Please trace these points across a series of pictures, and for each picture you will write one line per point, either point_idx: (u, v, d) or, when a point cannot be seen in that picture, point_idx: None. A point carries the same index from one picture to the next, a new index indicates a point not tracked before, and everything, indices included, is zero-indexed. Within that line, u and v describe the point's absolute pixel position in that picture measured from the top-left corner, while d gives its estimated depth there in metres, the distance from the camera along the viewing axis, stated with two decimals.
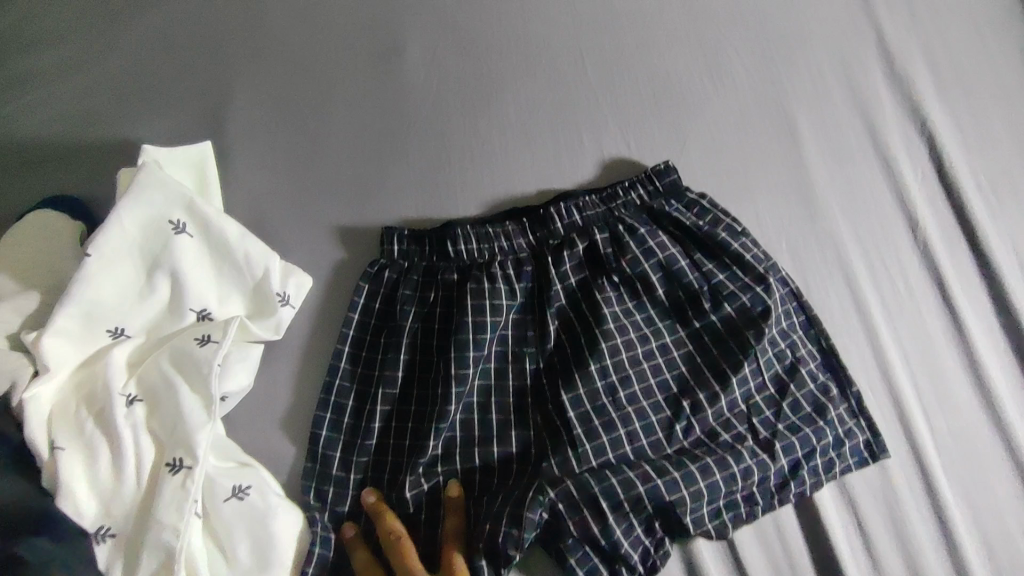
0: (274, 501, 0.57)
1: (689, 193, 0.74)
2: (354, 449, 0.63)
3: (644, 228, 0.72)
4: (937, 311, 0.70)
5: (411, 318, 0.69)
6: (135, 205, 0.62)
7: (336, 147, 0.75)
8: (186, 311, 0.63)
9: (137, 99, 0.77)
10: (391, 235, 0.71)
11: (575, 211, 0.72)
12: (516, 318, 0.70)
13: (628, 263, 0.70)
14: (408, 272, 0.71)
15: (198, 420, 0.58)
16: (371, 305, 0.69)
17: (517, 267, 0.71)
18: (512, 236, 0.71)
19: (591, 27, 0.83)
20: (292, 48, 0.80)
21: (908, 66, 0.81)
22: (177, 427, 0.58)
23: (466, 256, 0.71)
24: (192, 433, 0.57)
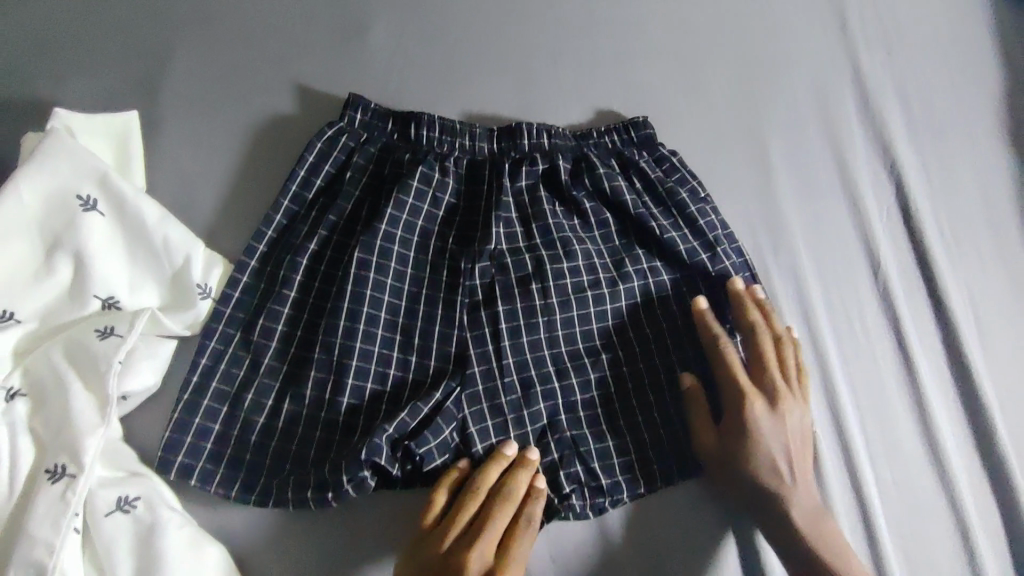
0: (164, 515, 0.51)
1: (661, 149, 0.72)
2: (253, 387, 0.58)
3: (605, 168, 0.69)
4: (891, 357, 0.69)
5: (333, 230, 0.63)
6: (37, 175, 0.55)
7: (280, 127, 0.68)
8: (90, 297, 0.56)
9: (61, 58, 0.68)
10: (335, 142, 0.66)
11: (543, 136, 0.69)
12: (449, 247, 0.65)
13: (582, 212, 0.68)
14: (343, 178, 0.65)
15: (90, 420, 0.52)
16: (295, 213, 0.63)
17: (461, 188, 0.68)
18: (463, 155, 0.68)
19: (569, 28, 0.78)
20: (242, 17, 0.72)
21: (882, 103, 0.80)
22: (64, 430, 0.51)
23: (406, 167, 0.65)
24: (80, 438, 0.51)
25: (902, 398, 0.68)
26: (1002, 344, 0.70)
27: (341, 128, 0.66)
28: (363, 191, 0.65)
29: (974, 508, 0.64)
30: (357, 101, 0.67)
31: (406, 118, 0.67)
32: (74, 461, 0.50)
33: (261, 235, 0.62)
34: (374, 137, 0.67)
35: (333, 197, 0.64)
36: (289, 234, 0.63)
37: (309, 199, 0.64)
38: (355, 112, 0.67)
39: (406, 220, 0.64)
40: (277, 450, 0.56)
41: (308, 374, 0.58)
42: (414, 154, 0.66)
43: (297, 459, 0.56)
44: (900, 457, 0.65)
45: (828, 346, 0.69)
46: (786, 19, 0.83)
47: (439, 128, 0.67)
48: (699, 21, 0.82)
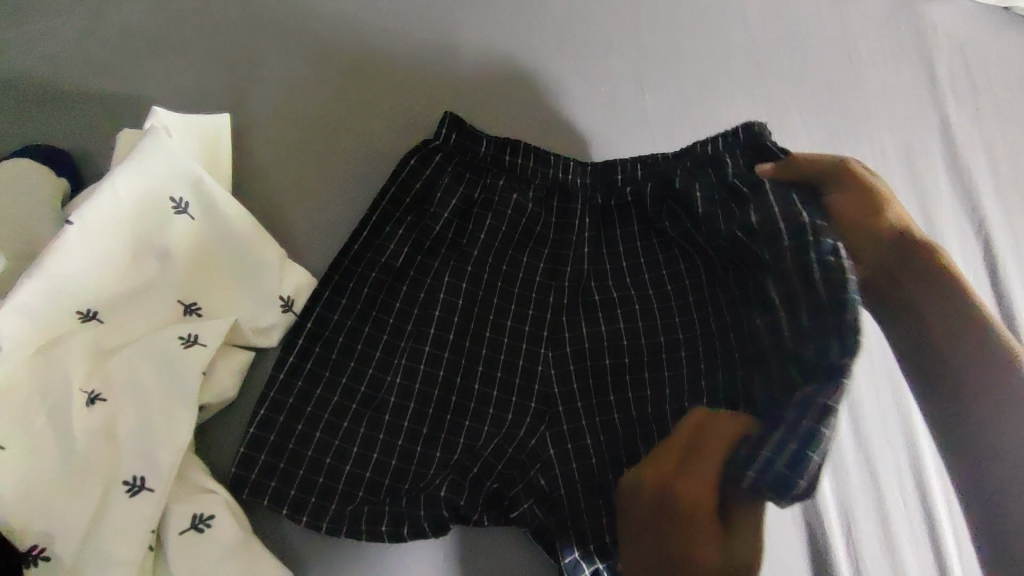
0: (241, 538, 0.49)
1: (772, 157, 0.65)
2: (330, 408, 0.56)
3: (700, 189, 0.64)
4: None
5: (420, 254, 0.62)
6: (134, 174, 0.53)
7: (366, 141, 0.67)
8: (174, 303, 0.56)
9: (149, 50, 0.66)
10: (426, 161, 0.64)
11: (638, 166, 0.68)
12: (534, 280, 0.65)
13: (667, 248, 0.67)
14: (431, 198, 0.64)
15: (171, 434, 0.50)
16: (381, 227, 0.61)
17: (549, 218, 0.67)
18: (552, 184, 0.67)
19: (656, 60, 0.77)
20: (332, 24, 0.71)
21: (969, 159, 0.78)
22: (143, 442, 0.50)
23: (498, 195, 0.66)
24: (159, 451, 0.50)
25: None
26: None
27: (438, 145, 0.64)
28: (453, 215, 0.64)
29: None
30: (452, 120, 0.65)
31: (508, 146, 0.66)
32: (153, 476, 0.49)
33: (347, 249, 0.60)
34: (469, 160, 0.66)
35: (423, 217, 0.63)
36: (374, 248, 0.61)
37: (399, 214, 0.62)
38: (458, 129, 0.65)
39: (493, 253, 0.64)
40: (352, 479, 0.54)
41: (390, 401, 0.57)
42: (507, 185, 0.66)
43: (370, 490, 0.54)
44: None
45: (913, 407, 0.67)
46: (875, 63, 0.82)
47: (533, 157, 0.66)
48: (787, 62, 0.80)
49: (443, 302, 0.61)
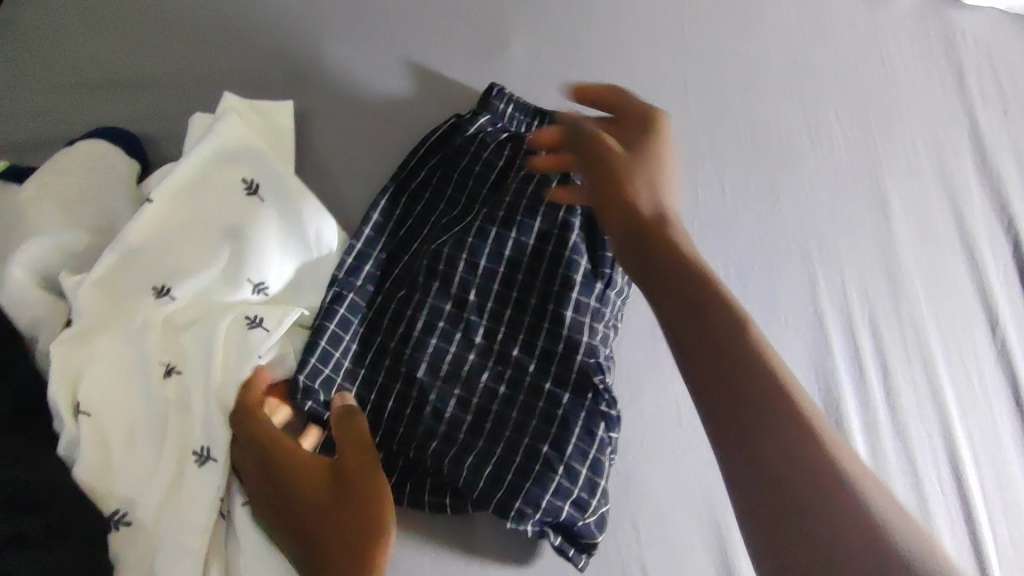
0: None
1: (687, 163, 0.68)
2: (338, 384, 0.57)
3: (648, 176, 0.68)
4: (1008, 417, 0.68)
5: (428, 236, 0.64)
6: (208, 156, 0.57)
7: (424, 131, 0.69)
8: (243, 281, 0.56)
9: (215, 40, 0.69)
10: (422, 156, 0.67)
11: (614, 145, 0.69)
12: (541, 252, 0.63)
13: None
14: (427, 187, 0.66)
15: (239, 413, 0.51)
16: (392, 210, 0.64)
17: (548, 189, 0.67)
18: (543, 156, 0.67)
19: (700, 60, 0.79)
20: (388, 18, 0.73)
21: (1000, 162, 0.81)
22: (212, 418, 0.51)
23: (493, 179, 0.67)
24: (227, 427, 0.51)
25: (1019, 461, 0.67)
26: None
27: (472, 119, 0.68)
28: (490, 182, 0.67)
29: None
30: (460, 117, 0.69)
31: (541, 118, 0.70)
32: (223, 445, 0.50)
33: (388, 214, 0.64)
34: (504, 130, 0.69)
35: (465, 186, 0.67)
36: (417, 216, 0.65)
37: (439, 183, 0.66)
38: (492, 103, 0.69)
39: (530, 209, 0.64)
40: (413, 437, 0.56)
41: (433, 355, 0.58)
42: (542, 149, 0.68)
43: (423, 444, 0.55)
44: (1017, 514, 0.65)
45: (947, 396, 0.68)
46: (906, 69, 0.85)
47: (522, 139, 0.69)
48: (822, 67, 0.83)
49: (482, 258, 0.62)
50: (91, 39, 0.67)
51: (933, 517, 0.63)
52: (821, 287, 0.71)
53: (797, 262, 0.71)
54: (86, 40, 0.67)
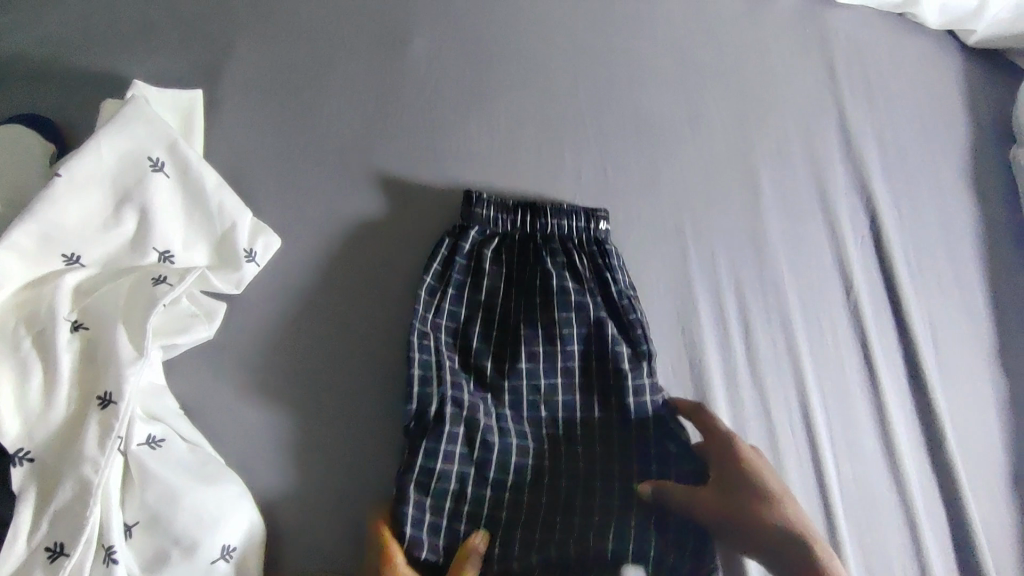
0: (186, 451, 0.58)
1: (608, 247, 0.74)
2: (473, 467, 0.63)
3: (621, 273, 0.73)
4: (858, 371, 0.77)
5: (489, 330, 0.70)
6: (115, 136, 0.62)
7: (326, 118, 0.76)
8: (149, 249, 0.62)
9: (134, 37, 0.75)
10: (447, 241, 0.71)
11: (582, 237, 0.74)
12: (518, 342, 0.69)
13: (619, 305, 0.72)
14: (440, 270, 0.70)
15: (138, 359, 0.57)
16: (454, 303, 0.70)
17: (530, 284, 0.72)
18: (536, 253, 0.73)
19: (589, 51, 0.86)
20: (296, 18, 0.80)
21: (862, 145, 0.89)
22: (110, 365, 0.56)
23: (489, 268, 0.72)
24: (124, 370, 0.56)
25: (866, 407, 0.76)
26: (956, 364, 0.80)
27: (463, 237, 0.72)
28: (478, 270, 0.71)
29: (925, 506, 0.72)
30: (478, 199, 0.73)
31: (521, 210, 0.74)
32: (121, 391, 0.55)
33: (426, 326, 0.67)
34: (543, 237, 0.74)
35: (480, 291, 0.71)
36: (463, 329, 0.69)
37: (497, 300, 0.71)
38: (475, 211, 0.72)
39: (579, 303, 0.71)
40: (307, 388, 0.65)
41: (533, 445, 0.65)
42: (525, 246, 0.74)
43: (332, 397, 0.65)
44: (859, 453, 0.73)
45: (802, 352, 0.76)
46: (782, 62, 0.92)
47: (533, 229, 0.74)
48: (705, 58, 0.90)
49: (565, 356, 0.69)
50: (13, 38, 0.73)
51: (783, 456, 0.71)
52: (692, 259, 0.78)
53: (672, 236, 0.79)
54: (9, 39, 0.73)
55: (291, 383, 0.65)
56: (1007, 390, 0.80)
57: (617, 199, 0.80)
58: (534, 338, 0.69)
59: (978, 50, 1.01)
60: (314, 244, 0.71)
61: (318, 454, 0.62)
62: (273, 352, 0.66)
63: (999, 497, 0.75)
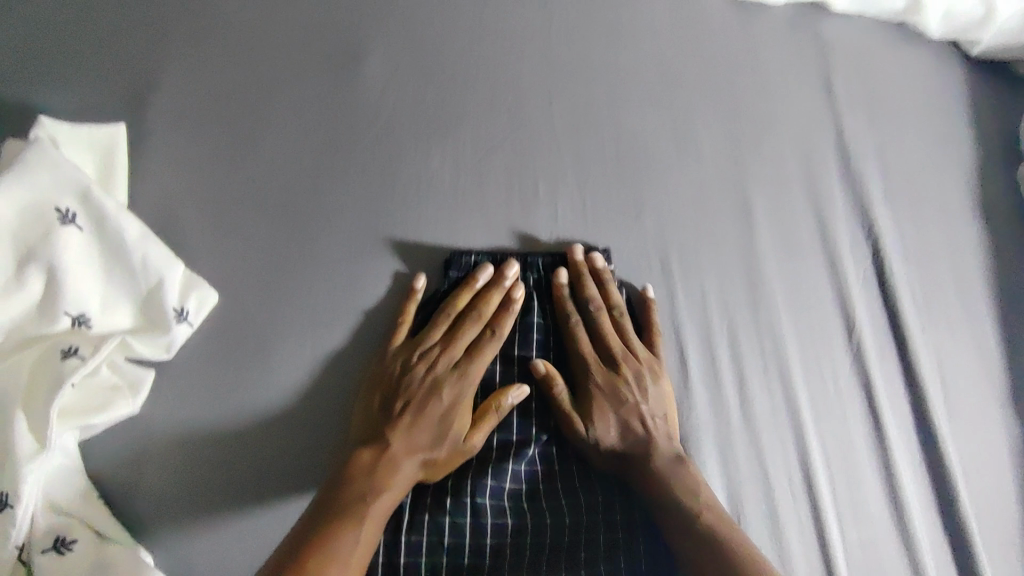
0: (101, 554, 0.51)
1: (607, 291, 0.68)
2: (465, 536, 0.58)
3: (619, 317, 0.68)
4: (861, 420, 0.70)
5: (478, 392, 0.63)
6: (14, 184, 0.53)
7: (270, 151, 0.68)
8: (60, 314, 0.54)
9: (51, 64, 0.67)
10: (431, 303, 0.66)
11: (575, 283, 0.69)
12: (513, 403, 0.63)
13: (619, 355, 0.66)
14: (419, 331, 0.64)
15: (38, 453, 0.49)
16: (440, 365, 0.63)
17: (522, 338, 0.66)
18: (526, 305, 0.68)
19: (565, 69, 0.79)
20: (237, 37, 0.72)
21: (864, 165, 0.82)
22: (4, 460, 0.49)
23: None
24: (19, 469, 0.49)
25: (870, 459, 0.70)
26: (966, 411, 0.74)
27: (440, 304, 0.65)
28: None
29: (935, 567, 0.67)
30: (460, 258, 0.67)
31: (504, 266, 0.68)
32: (19, 492, 0.49)
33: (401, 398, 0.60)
34: (533, 295, 0.68)
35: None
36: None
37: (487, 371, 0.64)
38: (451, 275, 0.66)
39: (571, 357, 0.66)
40: (248, 465, 0.57)
41: (514, 522, 0.59)
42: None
43: (274, 475, 0.57)
44: (864, 511, 0.67)
45: (801, 402, 0.70)
46: (775, 77, 0.85)
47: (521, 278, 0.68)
48: (692, 73, 0.83)
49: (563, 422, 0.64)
50: None
51: (782, 517, 0.66)
52: (682, 299, 0.72)
53: (658, 273, 0.72)
54: None
55: (226, 462, 0.57)
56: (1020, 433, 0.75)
57: (597, 235, 0.72)
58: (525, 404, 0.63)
59: (982, 61, 0.94)
60: (255, 297, 0.62)
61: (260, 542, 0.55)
62: (208, 424, 0.58)
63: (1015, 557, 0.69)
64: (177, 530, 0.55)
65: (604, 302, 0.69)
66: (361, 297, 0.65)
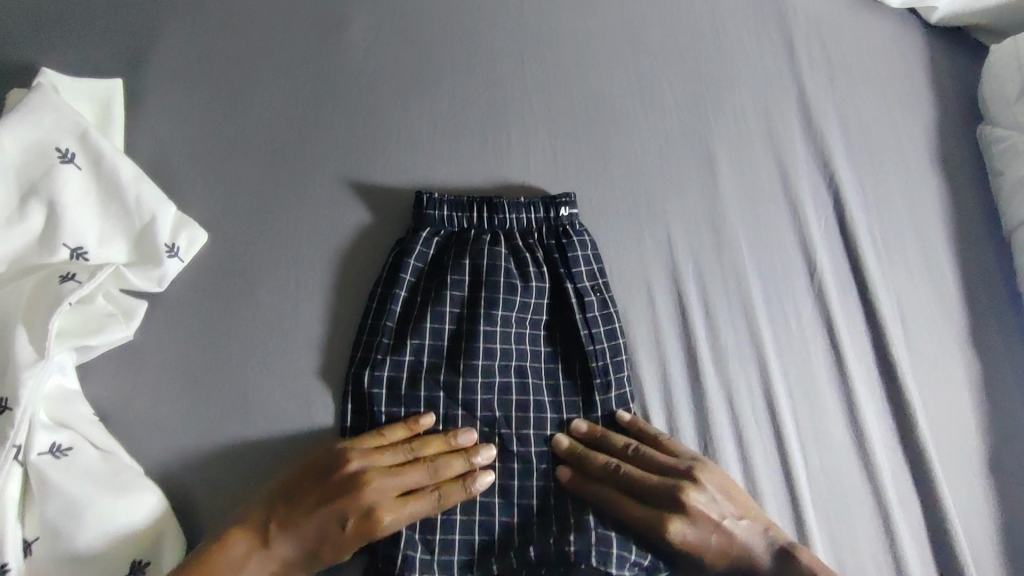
0: (94, 459, 0.55)
1: (569, 229, 0.71)
2: None
3: (582, 251, 0.70)
4: (823, 355, 0.73)
5: (446, 321, 0.65)
6: (19, 124, 0.59)
7: (257, 106, 0.72)
8: (58, 246, 0.59)
9: (57, 29, 0.73)
10: (401, 241, 0.68)
11: (537, 222, 0.71)
12: (481, 331, 0.65)
13: (580, 288, 0.69)
14: (390, 267, 0.67)
15: (34, 362, 0.53)
16: (410, 298, 0.66)
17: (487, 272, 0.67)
18: (492, 242, 0.69)
19: (536, 34, 0.83)
20: (228, 6, 0.77)
21: (823, 122, 0.86)
22: (5, 368, 0.53)
23: (441, 263, 0.68)
24: (19, 376, 0.53)
25: (832, 391, 0.72)
26: (927, 350, 0.77)
27: (415, 239, 0.68)
28: (430, 264, 0.68)
29: (897, 494, 0.69)
30: (427, 198, 0.69)
31: (477, 207, 0.70)
32: (18, 396, 0.53)
33: (368, 328, 0.64)
34: (499, 235, 0.70)
35: (437, 285, 0.66)
36: (413, 324, 0.64)
37: (459, 298, 0.66)
38: (426, 213, 0.69)
39: (535, 288, 0.68)
40: (232, 387, 0.61)
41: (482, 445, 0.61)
42: (483, 242, 0.69)
43: (257, 397, 0.61)
44: (827, 440, 0.70)
45: (764, 338, 0.73)
46: (739, 42, 0.90)
47: (486, 218, 0.70)
48: (658, 37, 0.87)
49: (532, 353, 0.67)
50: None
51: (750, 444, 0.68)
52: (649, 242, 0.75)
53: (626, 219, 0.76)
54: None
55: (211, 387, 0.60)
56: (981, 371, 0.77)
57: (568, 184, 0.76)
58: (491, 335, 0.65)
59: (941, 28, 0.98)
60: (242, 239, 0.66)
61: (243, 456, 0.58)
62: (196, 351, 0.62)
63: (974, 485, 0.71)
64: (166, 446, 0.58)
65: (570, 238, 0.71)
66: (341, 238, 0.68)
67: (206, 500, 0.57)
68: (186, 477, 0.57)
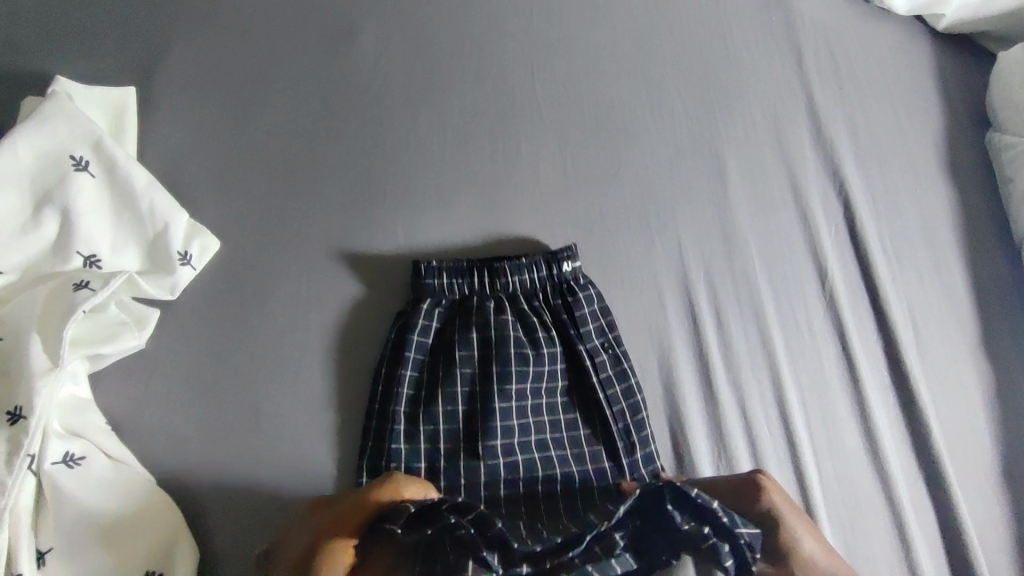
0: (108, 469, 0.55)
1: (575, 283, 0.70)
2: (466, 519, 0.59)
3: (591, 306, 0.69)
4: (835, 364, 0.73)
5: (461, 398, 0.64)
6: (34, 132, 0.59)
7: (268, 116, 0.73)
8: (73, 253, 0.59)
9: (69, 38, 0.73)
10: (400, 319, 0.66)
11: (543, 279, 0.69)
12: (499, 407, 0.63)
13: (592, 352, 0.68)
14: (393, 347, 0.65)
15: (48, 370, 0.53)
16: (418, 378, 0.64)
17: (498, 341, 0.66)
18: (499, 309, 0.68)
19: (546, 43, 0.84)
20: (238, 16, 0.77)
21: (832, 131, 0.87)
22: (18, 375, 0.53)
23: (448, 335, 0.67)
24: (33, 384, 0.52)
25: (845, 399, 0.72)
26: (939, 357, 0.76)
27: (416, 310, 0.66)
28: (436, 335, 0.66)
29: (911, 504, 0.69)
30: (426, 264, 0.67)
31: (477, 270, 0.68)
32: (33, 405, 0.52)
33: (376, 411, 0.62)
34: (505, 298, 0.69)
35: (444, 363, 0.65)
36: (426, 407, 0.63)
37: (469, 373, 0.65)
38: (426, 282, 0.67)
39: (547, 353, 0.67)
40: (244, 397, 0.60)
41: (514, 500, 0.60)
42: (488, 310, 0.67)
43: (269, 406, 0.60)
44: (840, 449, 0.70)
45: (776, 345, 0.73)
46: (747, 50, 0.90)
47: (489, 276, 0.68)
48: (667, 46, 0.88)
49: (552, 423, 0.65)
50: None
51: (764, 452, 0.68)
52: (659, 248, 0.75)
53: (637, 226, 0.76)
54: None
55: (223, 396, 0.60)
56: (994, 379, 0.77)
57: (579, 192, 0.76)
58: (508, 411, 0.64)
59: (948, 35, 0.99)
60: (254, 248, 0.67)
61: (256, 464, 0.58)
62: (209, 360, 0.61)
63: (988, 491, 0.71)
64: (178, 454, 0.58)
65: (578, 294, 0.69)
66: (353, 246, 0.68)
67: (218, 508, 0.57)
68: (197, 485, 0.57)
